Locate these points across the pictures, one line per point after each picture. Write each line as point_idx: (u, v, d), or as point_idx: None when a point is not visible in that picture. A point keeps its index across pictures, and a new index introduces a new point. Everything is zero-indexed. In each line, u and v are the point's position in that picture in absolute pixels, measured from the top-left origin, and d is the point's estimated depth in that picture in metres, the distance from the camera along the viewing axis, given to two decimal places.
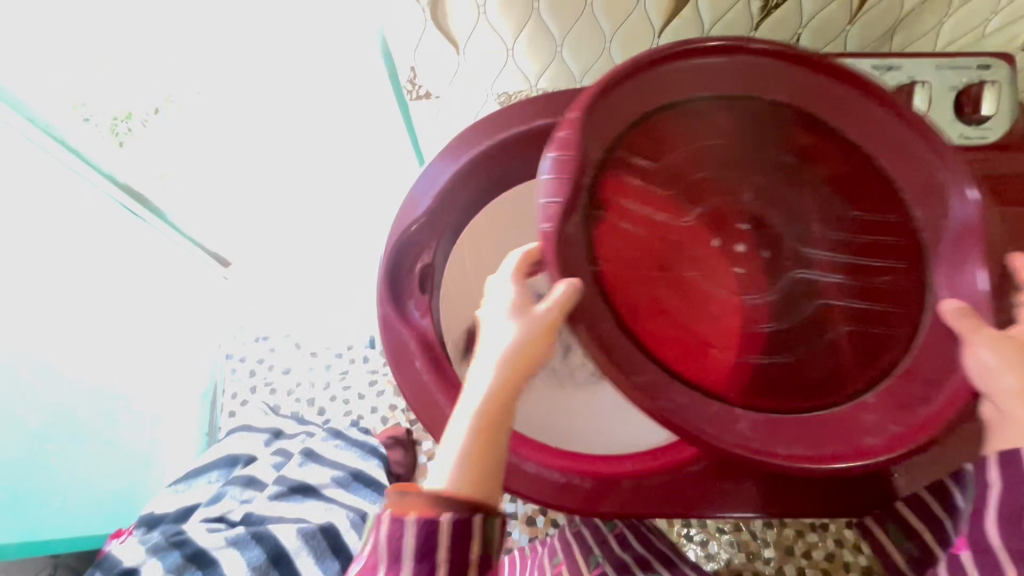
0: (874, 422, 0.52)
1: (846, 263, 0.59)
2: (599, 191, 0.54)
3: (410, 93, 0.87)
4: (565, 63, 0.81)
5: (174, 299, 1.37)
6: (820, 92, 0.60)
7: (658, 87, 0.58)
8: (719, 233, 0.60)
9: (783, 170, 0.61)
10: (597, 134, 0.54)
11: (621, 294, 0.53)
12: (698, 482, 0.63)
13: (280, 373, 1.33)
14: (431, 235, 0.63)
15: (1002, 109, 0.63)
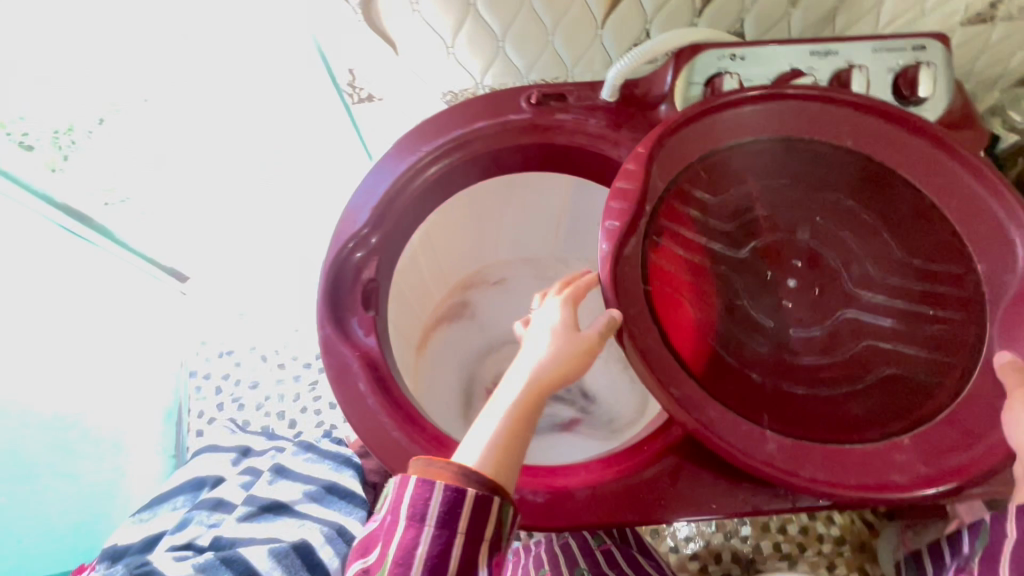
0: (905, 461, 0.51)
1: (902, 308, 0.57)
2: (658, 219, 0.56)
3: (353, 97, 0.85)
4: (509, 59, 0.78)
5: (132, 318, 1.32)
6: (889, 138, 0.59)
7: (734, 125, 0.59)
8: (769, 267, 0.60)
9: (840, 212, 0.61)
10: (663, 167, 0.56)
11: (669, 320, 0.54)
12: (661, 485, 0.54)
13: (247, 388, 1.28)
14: (372, 249, 0.61)
15: (938, 90, 0.61)
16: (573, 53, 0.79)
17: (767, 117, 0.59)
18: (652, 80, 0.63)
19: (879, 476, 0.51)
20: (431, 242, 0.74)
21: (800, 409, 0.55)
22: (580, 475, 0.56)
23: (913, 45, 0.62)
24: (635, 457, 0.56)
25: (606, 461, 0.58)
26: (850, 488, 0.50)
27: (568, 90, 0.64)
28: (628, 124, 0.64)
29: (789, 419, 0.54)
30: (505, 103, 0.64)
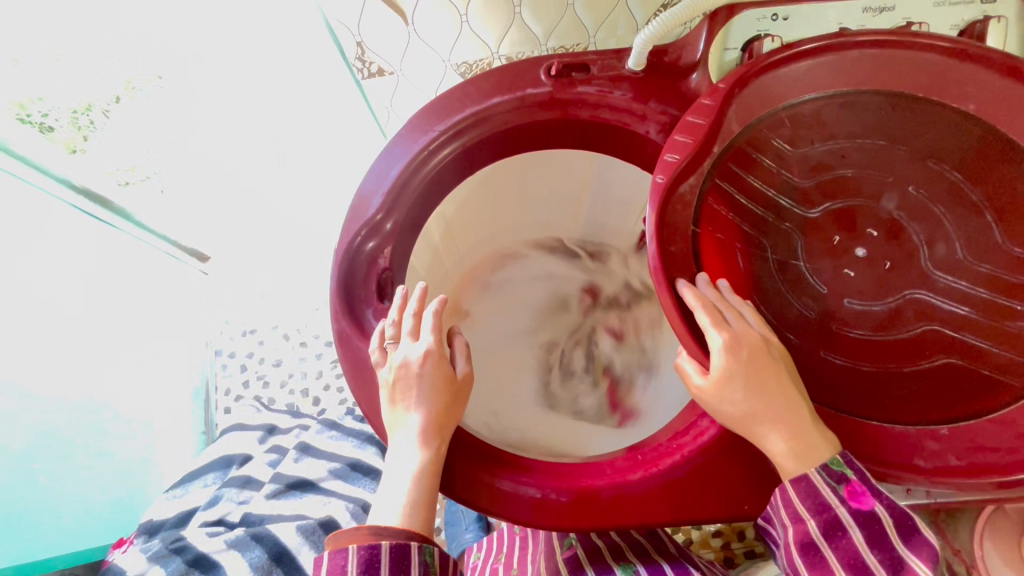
0: (935, 450, 0.48)
1: (984, 298, 0.50)
2: (726, 165, 0.52)
3: (362, 71, 0.79)
4: (526, 26, 0.73)
5: (160, 299, 1.33)
6: (1014, 108, 0.48)
7: (828, 74, 0.51)
8: (838, 231, 0.53)
9: (939, 183, 0.51)
10: (743, 107, 0.51)
11: (711, 263, 0.52)
12: (682, 485, 0.52)
13: (270, 365, 1.31)
14: (385, 237, 0.59)
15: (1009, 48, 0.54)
16: (595, 17, 0.73)
17: (867, 65, 0.50)
18: (683, 45, 0.58)
19: (901, 455, 0.49)
20: (461, 216, 0.72)
21: (830, 383, 0.53)
22: (607, 475, 0.54)
23: None
24: (664, 457, 0.54)
25: (634, 459, 0.55)
26: (863, 458, 0.49)
27: (591, 59, 0.59)
28: (655, 95, 0.59)
29: (818, 389, 0.52)
30: (522, 76, 0.59)
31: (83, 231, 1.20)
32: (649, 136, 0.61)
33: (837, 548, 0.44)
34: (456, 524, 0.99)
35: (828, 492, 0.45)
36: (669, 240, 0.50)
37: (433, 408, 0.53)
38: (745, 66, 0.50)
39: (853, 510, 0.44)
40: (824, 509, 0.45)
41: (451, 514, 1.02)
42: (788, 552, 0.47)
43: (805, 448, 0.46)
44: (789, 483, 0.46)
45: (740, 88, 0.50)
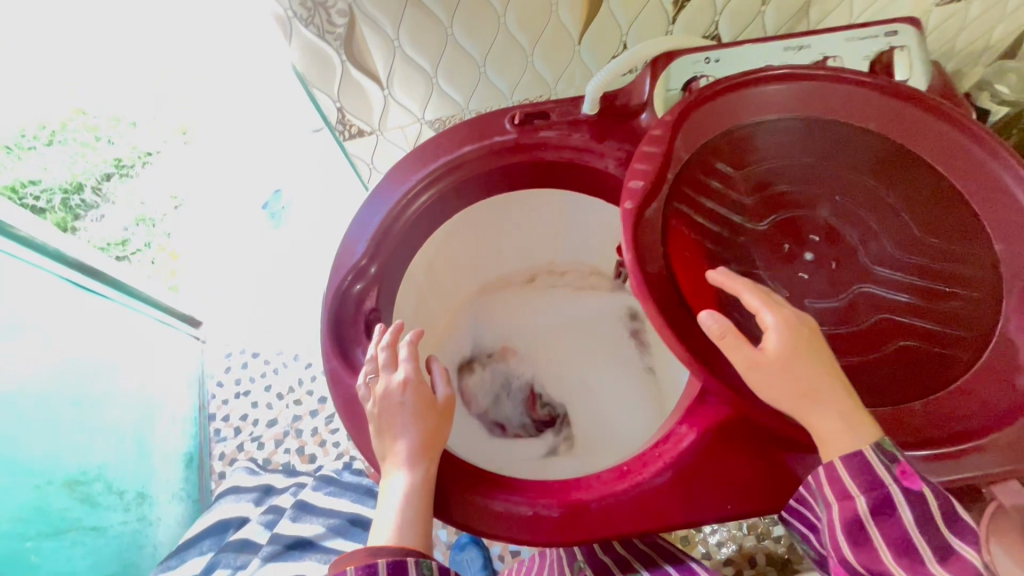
0: (916, 426, 0.52)
1: (917, 285, 0.55)
2: (681, 187, 0.55)
3: (344, 133, 0.85)
4: (492, 82, 0.81)
5: (155, 364, 1.34)
6: (908, 124, 0.56)
7: (747, 104, 0.57)
8: (788, 241, 0.57)
9: (864, 191, 0.57)
10: (690, 136, 0.56)
11: (684, 281, 0.53)
12: (664, 491, 0.54)
13: (265, 426, 1.40)
14: (370, 281, 0.63)
15: (916, 71, 0.61)
16: (554, 71, 0.82)
17: (785, 98, 0.57)
18: (631, 89, 0.64)
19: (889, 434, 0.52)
20: (443, 257, 0.76)
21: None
22: (593, 487, 0.55)
23: (885, 31, 0.61)
24: (647, 465, 0.56)
25: (618, 469, 0.56)
26: None
27: (550, 107, 0.65)
28: (611, 135, 0.65)
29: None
30: (489, 127, 0.64)
31: (79, 301, 1.20)
32: (609, 171, 0.66)
33: (885, 526, 0.46)
34: (462, 573, 0.98)
35: (881, 470, 0.46)
36: (648, 268, 0.51)
37: (421, 432, 0.56)
38: (687, 99, 0.55)
39: (904, 489, 0.46)
40: (877, 486, 0.46)
41: (456, 563, 1.01)
42: (831, 530, 0.49)
43: (857, 423, 0.47)
44: (839, 459, 0.47)
45: (684, 118, 0.55)
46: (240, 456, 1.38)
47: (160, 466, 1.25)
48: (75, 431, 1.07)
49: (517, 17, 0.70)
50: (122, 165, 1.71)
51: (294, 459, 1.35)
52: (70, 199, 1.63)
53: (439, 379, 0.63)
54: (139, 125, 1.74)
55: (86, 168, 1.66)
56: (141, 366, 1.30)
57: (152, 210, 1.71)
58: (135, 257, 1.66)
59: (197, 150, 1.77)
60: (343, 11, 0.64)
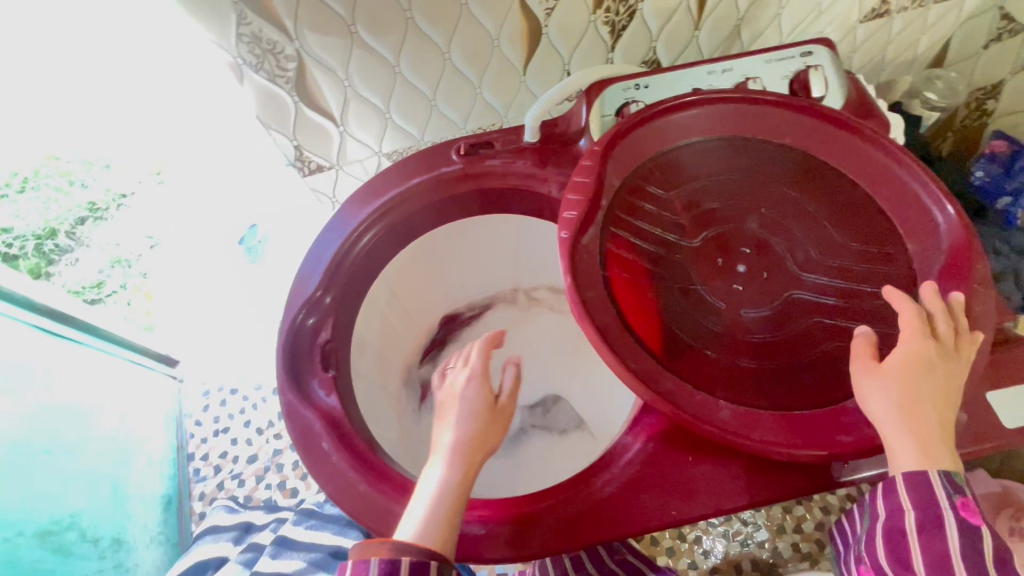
0: (851, 421, 0.54)
1: (841, 287, 0.59)
2: (617, 211, 0.58)
3: (303, 169, 0.88)
4: (444, 114, 0.84)
5: (129, 405, 1.33)
6: (820, 136, 0.61)
7: (677, 125, 0.61)
8: (720, 255, 0.61)
9: (788, 203, 0.61)
10: (620, 163, 0.59)
11: (627, 305, 0.55)
12: (612, 500, 0.56)
13: (245, 463, 1.41)
14: (325, 313, 0.64)
15: (833, 85, 0.65)
16: (503, 100, 0.85)
17: (705, 119, 0.61)
18: (569, 117, 0.67)
19: (826, 433, 0.53)
20: (399, 289, 0.78)
21: (749, 386, 0.56)
22: (543, 500, 0.57)
23: (801, 52, 0.66)
24: (595, 476, 0.58)
25: (569, 483, 0.58)
26: (799, 448, 0.52)
27: (494, 137, 0.68)
28: (553, 161, 0.68)
29: (740, 391, 0.55)
30: (435, 159, 0.67)
31: (49, 347, 1.20)
32: (553, 196, 0.69)
33: (927, 543, 0.49)
34: None
35: (943, 492, 0.48)
36: (588, 295, 0.53)
37: (474, 429, 0.56)
38: (616, 129, 0.58)
39: (960, 515, 0.49)
40: (935, 507, 0.48)
41: None
42: (872, 539, 0.52)
43: (933, 455, 0.49)
44: (901, 475, 0.49)
45: (614, 146, 0.58)
46: (219, 495, 1.38)
47: (136, 511, 1.23)
48: (46, 479, 1.05)
49: (461, 52, 0.74)
50: (95, 209, 1.74)
51: (276, 494, 1.36)
52: (43, 245, 1.67)
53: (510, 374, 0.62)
54: (113, 166, 1.78)
55: (59, 213, 1.70)
56: (115, 408, 1.29)
57: (127, 251, 1.71)
58: (111, 299, 1.66)
59: (174, 190, 1.77)
60: (291, 55, 0.67)
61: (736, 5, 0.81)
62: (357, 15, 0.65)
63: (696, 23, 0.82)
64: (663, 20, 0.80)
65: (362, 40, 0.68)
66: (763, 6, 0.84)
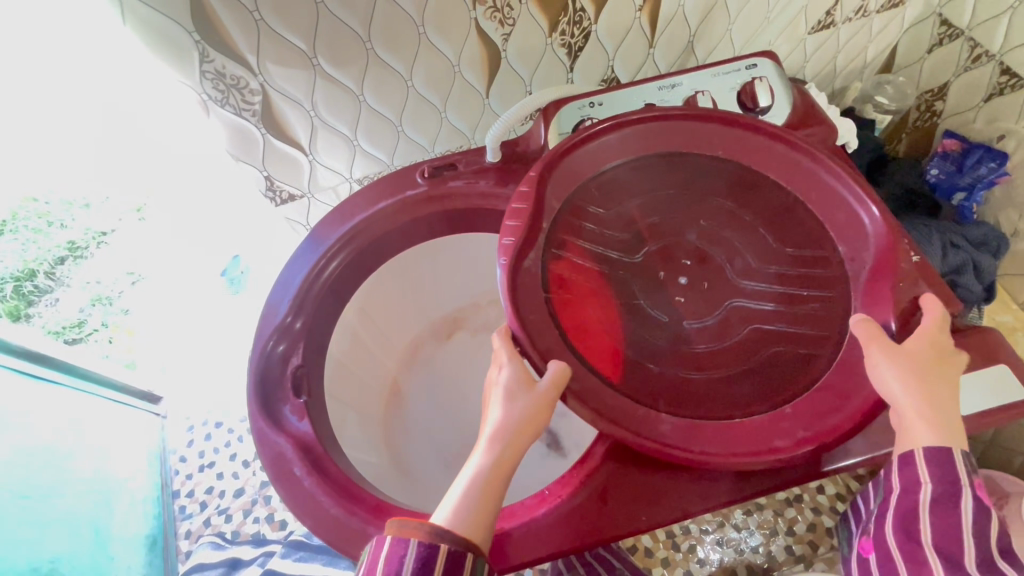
0: (788, 427, 0.54)
1: (779, 293, 0.60)
2: (559, 231, 0.60)
3: (275, 199, 0.89)
4: (411, 138, 0.86)
5: (110, 442, 1.32)
6: (752, 148, 0.64)
7: (609, 147, 0.63)
8: (662, 267, 0.62)
9: (724, 214, 0.64)
10: (559, 185, 0.61)
11: (570, 321, 0.56)
12: (582, 512, 0.57)
13: (231, 497, 1.39)
14: (296, 339, 0.65)
15: (778, 96, 0.68)
16: (469, 122, 0.88)
17: (638, 139, 0.64)
18: (530, 135, 0.70)
19: (764, 441, 0.53)
20: (366, 313, 0.77)
21: (692, 398, 0.56)
22: (516, 514, 0.58)
23: (745, 65, 0.69)
24: (565, 487, 0.59)
25: (540, 495, 0.60)
26: (734, 457, 0.52)
27: (457, 159, 0.69)
28: (514, 179, 0.69)
29: (680, 402, 0.55)
30: (401, 182, 0.69)
31: (27, 388, 1.19)
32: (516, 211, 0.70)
33: (943, 519, 0.52)
34: None
35: (960, 468, 0.51)
36: (529, 329, 0.54)
37: (528, 408, 0.53)
38: (548, 155, 0.61)
39: (973, 494, 0.52)
40: (953, 484, 0.51)
41: None
42: (887, 514, 0.55)
43: (942, 430, 0.51)
44: (924, 450, 0.51)
45: (549, 170, 0.61)
46: (206, 532, 1.34)
47: (119, 553, 1.18)
48: (22, 526, 1.01)
49: (423, 78, 0.76)
50: (75, 248, 1.72)
51: (264, 528, 1.33)
52: (23, 286, 1.62)
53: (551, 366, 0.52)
54: (93, 206, 1.77)
55: (38, 254, 1.65)
56: (97, 445, 1.29)
57: (108, 289, 1.77)
58: (92, 338, 1.71)
59: (154, 225, 1.86)
60: (255, 89, 0.69)
61: (685, 22, 0.85)
62: (318, 47, 0.67)
63: (650, 40, 0.86)
64: (617, 40, 0.83)
65: (324, 71, 0.70)
66: (712, 24, 0.88)
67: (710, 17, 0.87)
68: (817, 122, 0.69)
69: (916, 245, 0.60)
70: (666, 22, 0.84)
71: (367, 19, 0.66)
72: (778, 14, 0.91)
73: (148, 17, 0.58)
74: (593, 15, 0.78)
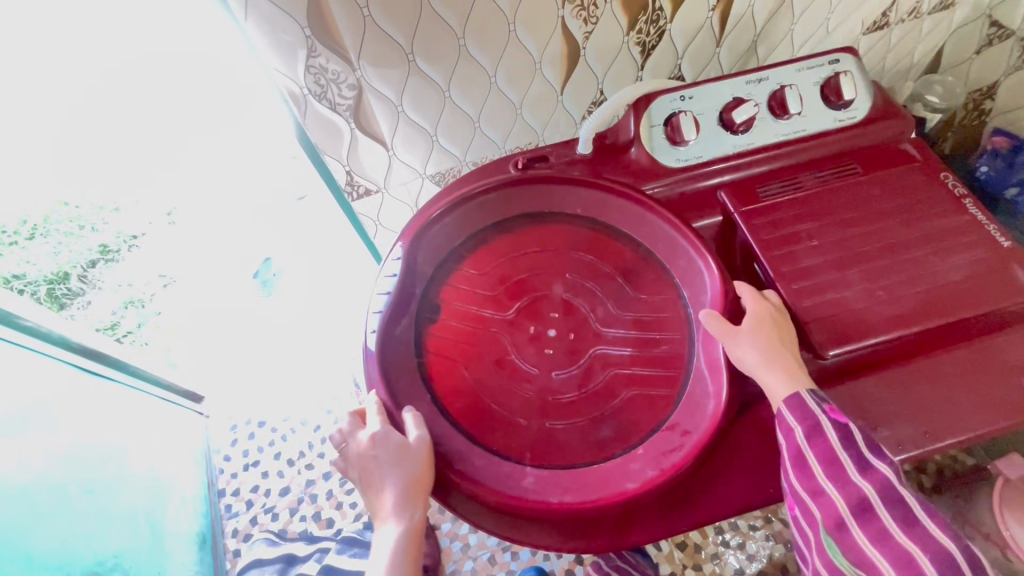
0: (637, 469, 0.58)
1: (635, 337, 0.64)
2: (434, 299, 0.66)
3: (352, 195, 0.90)
4: (486, 135, 0.88)
5: (161, 439, 1.33)
6: (608, 205, 0.70)
7: (453, 226, 0.68)
8: (531, 323, 0.64)
9: (585, 265, 0.68)
10: (431, 251, 0.67)
11: (444, 385, 0.62)
12: (705, 486, 0.60)
13: (277, 495, 1.37)
14: (400, 309, 0.63)
15: (860, 90, 0.71)
16: (541, 119, 0.90)
17: (499, 202, 0.70)
18: (617, 130, 0.73)
19: (608, 486, 0.58)
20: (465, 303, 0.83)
21: (560, 446, 0.60)
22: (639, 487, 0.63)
23: (828, 60, 0.72)
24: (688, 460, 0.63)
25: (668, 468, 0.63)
26: (587, 503, 0.57)
27: (548, 151, 0.72)
28: (604, 170, 0.71)
29: (549, 455, 0.59)
30: (494, 170, 0.72)
31: (82, 385, 1.20)
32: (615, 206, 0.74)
33: (817, 445, 0.54)
34: None
35: (813, 404, 0.55)
36: (404, 407, 0.61)
37: (406, 476, 0.59)
38: (415, 223, 0.67)
39: (832, 417, 0.55)
40: (810, 416, 0.55)
41: None
42: (784, 468, 0.57)
43: (796, 381, 0.57)
44: (783, 403, 0.57)
45: (421, 233, 0.67)
46: (254, 530, 1.33)
47: (174, 550, 1.16)
48: (88, 519, 1.01)
49: (506, 75, 0.79)
50: (107, 251, 1.76)
51: (311, 526, 1.32)
52: (55, 289, 1.65)
53: (406, 419, 0.60)
54: (122, 210, 1.79)
55: (71, 257, 1.69)
56: (150, 441, 1.29)
57: (140, 292, 1.80)
58: (128, 339, 1.75)
59: (183, 230, 1.87)
60: (352, 84, 0.71)
61: (752, 21, 0.87)
62: (415, 44, 0.69)
63: (718, 38, 0.88)
64: (688, 39, 0.86)
65: (418, 67, 0.72)
66: (776, 23, 0.90)
67: (776, 17, 0.89)
68: (898, 114, 0.72)
69: (1003, 232, 0.63)
70: (735, 22, 0.86)
71: (464, 15, 0.68)
72: (839, 14, 0.93)
73: (266, 12, 0.60)
74: (669, 14, 0.80)
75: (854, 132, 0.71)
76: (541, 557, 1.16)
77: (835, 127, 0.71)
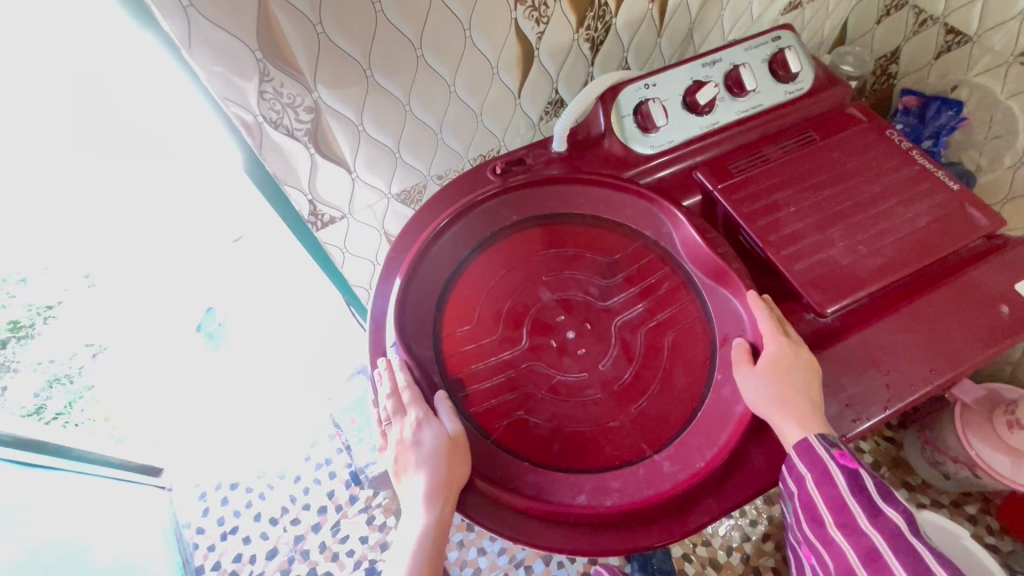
0: (730, 394, 0.61)
1: (637, 291, 0.65)
2: (440, 336, 0.63)
3: (316, 225, 0.86)
4: (449, 145, 0.86)
5: (122, 523, 1.18)
6: (586, 201, 0.70)
7: (461, 235, 0.67)
8: (549, 337, 0.63)
9: (578, 258, 0.67)
10: (424, 287, 0.64)
11: (489, 411, 0.60)
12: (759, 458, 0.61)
13: (264, 560, 1.26)
14: (416, 334, 0.62)
15: (803, 63, 0.75)
16: (501, 124, 0.89)
17: (480, 221, 0.68)
18: (588, 124, 0.73)
19: (682, 453, 0.58)
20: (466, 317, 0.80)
21: (594, 448, 0.59)
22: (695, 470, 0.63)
23: (771, 38, 0.77)
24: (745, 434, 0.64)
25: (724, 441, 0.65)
26: (658, 494, 0.57)
27: (523, 154, 0.72)
28: (581, 164, 0.72)
29: (617, 453, 0.58)
30: (475, 182, 0.72)
31: (20, 480, 1.05)
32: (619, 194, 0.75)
33: (824, 490, 0.56)
34: None
35: (821, 449, 0.56)
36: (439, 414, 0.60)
37: (440, 472, 0.58)
38: (410, 258, 0.64)
39: (841, 464, 0.56)
40: (820, 462, 0.56)
41: None
42: (798, 517, 0.60)
43: (809, 426, 0.58)
44: (791, 447, 0.57)
45: (415, 267, 0.64)
46: None
47: None
48: None
49: (466, 82, 0.77)
50: (18, 326, 1.56)
51: None
52: None
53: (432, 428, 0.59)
54: (31, 279, 1.62)
55: None
56: (111, 528, 1.15)
57: (65, 366, 1.58)
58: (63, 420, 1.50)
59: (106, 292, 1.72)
60: (309, 107, 0.67)
61: (687, 10, 0.91)
62: (372, 59, 0.66)
63: (659, 29, 0.91)
64: (632, 31, 0.88)
65: (377, 82, 0.69)
66: (709, 11, 0.94)
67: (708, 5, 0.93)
68: (838, 82, 0.77)
69: (952, 177, 0.69)
70: (672, 12, 0.89)
71: (420, 26, 0.66)
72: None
73: (213, 37, 0.56)
74: (614, 8, 0.81)
75: (804, 102, 0.75)
76: (554, 565, 1.13)
77: (786, 99, 0.75)
